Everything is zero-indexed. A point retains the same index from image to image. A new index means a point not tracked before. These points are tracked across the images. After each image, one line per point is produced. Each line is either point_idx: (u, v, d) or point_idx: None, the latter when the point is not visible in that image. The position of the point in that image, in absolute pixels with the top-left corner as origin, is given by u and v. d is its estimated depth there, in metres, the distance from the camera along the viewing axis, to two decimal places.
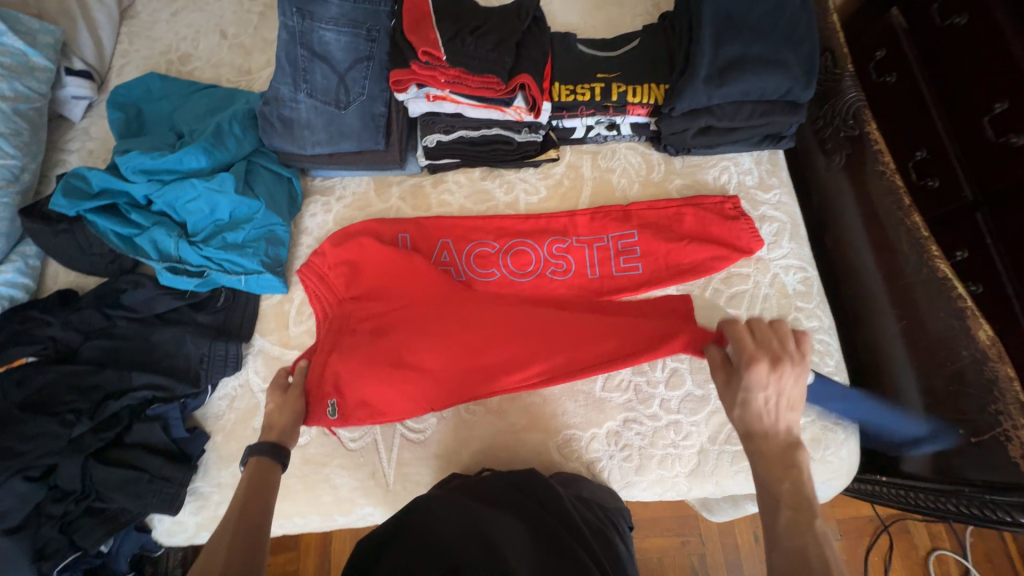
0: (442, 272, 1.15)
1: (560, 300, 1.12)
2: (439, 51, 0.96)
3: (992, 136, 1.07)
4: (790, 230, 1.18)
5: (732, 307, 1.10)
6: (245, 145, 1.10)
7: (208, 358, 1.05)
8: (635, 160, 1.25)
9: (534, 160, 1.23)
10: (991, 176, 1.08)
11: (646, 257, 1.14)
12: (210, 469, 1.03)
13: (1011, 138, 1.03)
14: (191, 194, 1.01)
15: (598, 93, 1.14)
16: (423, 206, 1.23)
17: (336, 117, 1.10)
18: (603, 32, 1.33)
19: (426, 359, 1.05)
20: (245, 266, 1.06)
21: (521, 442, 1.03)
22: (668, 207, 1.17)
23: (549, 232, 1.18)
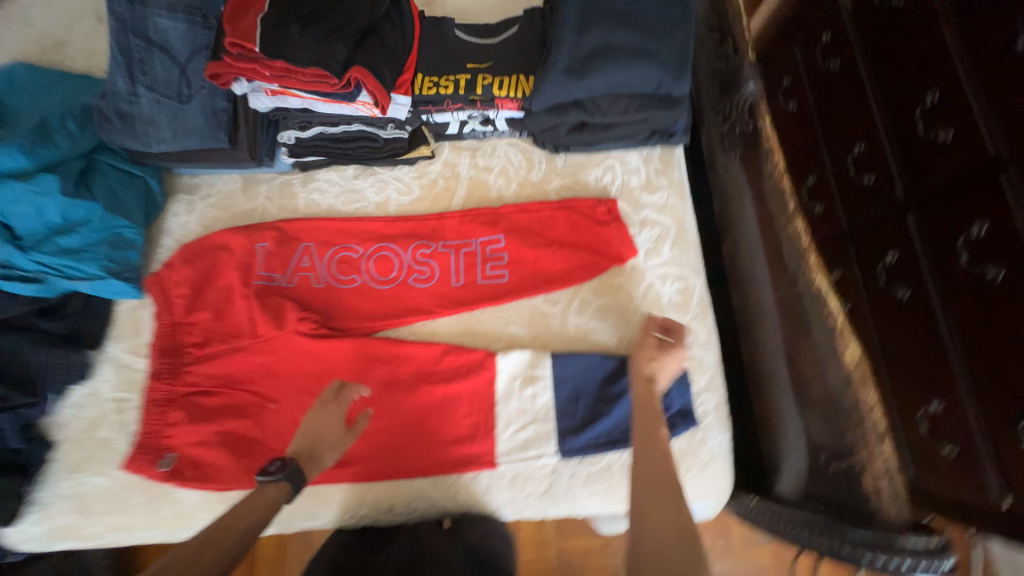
0: (301, 279, 1.08)
1: (419, 310, 1.06)
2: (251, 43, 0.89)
3: (920, 130, 0.79)
4: (674, 235, 1.09)
5: (599, 321, 1.03)
6: (82, 143, 1.04)
7: (48, 367, 1.02)
8: (516, 157, 1.16)
9: (405, 158, 1.15)
10: (924, 174, 0.79)
11: (514, 265, 1.07)
12: (53, 479, 1.01)
13: (939, 133, 0.76)
14: (11, 197, 0.94)
15: (462, 85, 1.05)
16: (290, 206, 1.17)
17: (178, 112, 1.03)
18: (494, 16, 1.22)
19: (271, 418, 1.01)
20: (86, 272, 1.02)
21: (372, 475, 0.97)
22: (542, 210, 1.10)
23: (415, 236, 1.11)
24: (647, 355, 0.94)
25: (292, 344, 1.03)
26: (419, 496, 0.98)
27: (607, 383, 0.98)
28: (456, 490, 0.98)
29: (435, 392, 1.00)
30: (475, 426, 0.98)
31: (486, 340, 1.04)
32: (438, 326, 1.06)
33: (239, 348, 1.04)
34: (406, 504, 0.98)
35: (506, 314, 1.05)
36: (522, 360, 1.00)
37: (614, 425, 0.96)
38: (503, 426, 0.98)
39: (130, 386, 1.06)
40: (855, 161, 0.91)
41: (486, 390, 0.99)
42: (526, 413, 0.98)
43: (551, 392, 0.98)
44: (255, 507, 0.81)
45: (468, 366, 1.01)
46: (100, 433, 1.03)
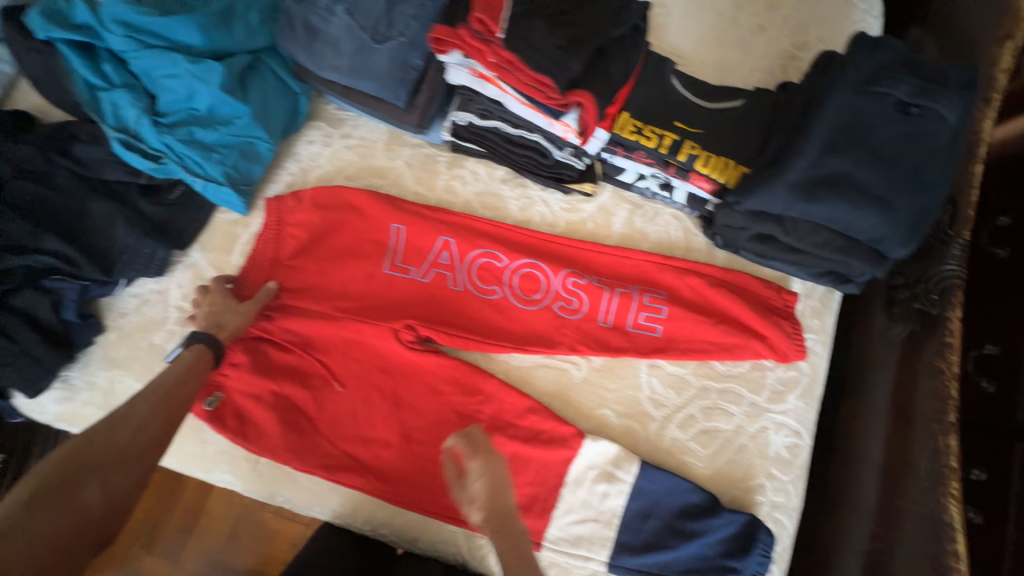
0: (436, 276, 1.01)
1: (547, 341, 0.98)
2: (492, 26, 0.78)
3: (970, 368, 0.98)
4: (805, 384, 0.98)
5: (699, 445, 0.93)
6: (256, 38, 0.93)
7: (131, 251, 0.94)
8: (675, 233, 1.06)
9: (565, 186, 1.05)
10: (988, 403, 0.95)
11: (671, 321, 0.99)
12: (90, 364, 0.94)
13: (984, 383, 0.96)
14: (169, 69, 0.85)
15: (665, 145, 0.94)
16: (428, 183, 1.08)
17: (366, 48, 0.92)
18: (709, 71, 1.15)
19: (332, 400, 0.93)
20: (206, 170, 0.93)
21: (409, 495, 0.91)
22: (712, 278, 1.01)
23: (568, 262, 1.03)
24: (494, 468, 0.77)
25: (381, 332, 0.96)
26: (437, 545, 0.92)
27: (685, 516, 0.89)
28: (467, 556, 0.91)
29: (505, 445, 0.92)
30: (533, 497, 0.91)
31: (575, 414, 0.96)
32: (532, 376, 0.97)
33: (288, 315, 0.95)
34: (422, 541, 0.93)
35: (605, 395, 0.96)
36: (609, 453, 0.91)
37: (674, 561, 0.88)
38: (561, 511, 0.90)
39: None
40: (977, 360, 0.97)
41: (557, 465, 0.92)
42: (590, 510, 0.90)
43: (625, 500, 0.90)
44: (142, 406, 0.75)
45: (550, 434, 0.93)
46: (154, 338, 0.95)
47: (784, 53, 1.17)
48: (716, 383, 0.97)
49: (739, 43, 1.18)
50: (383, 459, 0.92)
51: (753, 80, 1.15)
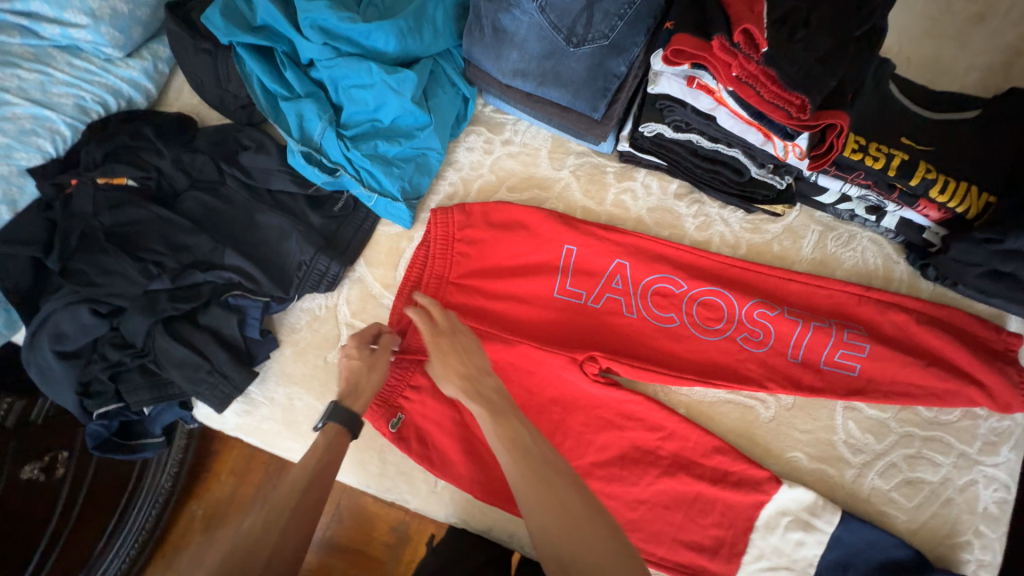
0: (610, 302, 0.94)
1: (732, 375, 0.91)
2: (763, 36, 0.67)
3: None
4: (1019, 436, 0.88)
5: (901, 496, 0.87)
6: (440, 42, 0.89)
7: (306, 267, 0.92)
8: (873, 260, 0.95)
9: (753, 206, 0.95)
10: None
11: (875, 361, 0.89)
12: (268, 380, 0.94)
13: None
14: (362, 79, 0.84)
15: (895, 166, 0.83)
16: (597, 197, 1.00)
17: (559, 52, 0.83)
18: (916, 70, 1.00)
19: None
20: (382, 184, 0.88)
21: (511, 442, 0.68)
22: (920, 313, 0.91)
23: (756, 290, 0.94)
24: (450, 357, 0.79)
25: (557, 359, 0.91)
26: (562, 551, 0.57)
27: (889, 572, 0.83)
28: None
29: (690, 485, 0.88)
30: (720, 539, 0.87)
31: (763, 455, 0.90)
32: (716, 413, 0.92)
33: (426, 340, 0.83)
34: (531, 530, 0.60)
35: (796, 435, 0.90)
36: (804, 501, 0.86)
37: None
38: (751, 556, 0.86)
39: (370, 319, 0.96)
40: None
41: (747, 509, 0.87)
42: (782, 558, 0.85)
43: (823, 550, 0.84)
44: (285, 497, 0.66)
45: (739, 476, 0.88)
46: (328, 355, 0.94)
47: (1010, 46, 0.99)
48: (920, 430, 0.89)
49: (953, 34, 1.00)
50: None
51: (970, 80, 0.99)
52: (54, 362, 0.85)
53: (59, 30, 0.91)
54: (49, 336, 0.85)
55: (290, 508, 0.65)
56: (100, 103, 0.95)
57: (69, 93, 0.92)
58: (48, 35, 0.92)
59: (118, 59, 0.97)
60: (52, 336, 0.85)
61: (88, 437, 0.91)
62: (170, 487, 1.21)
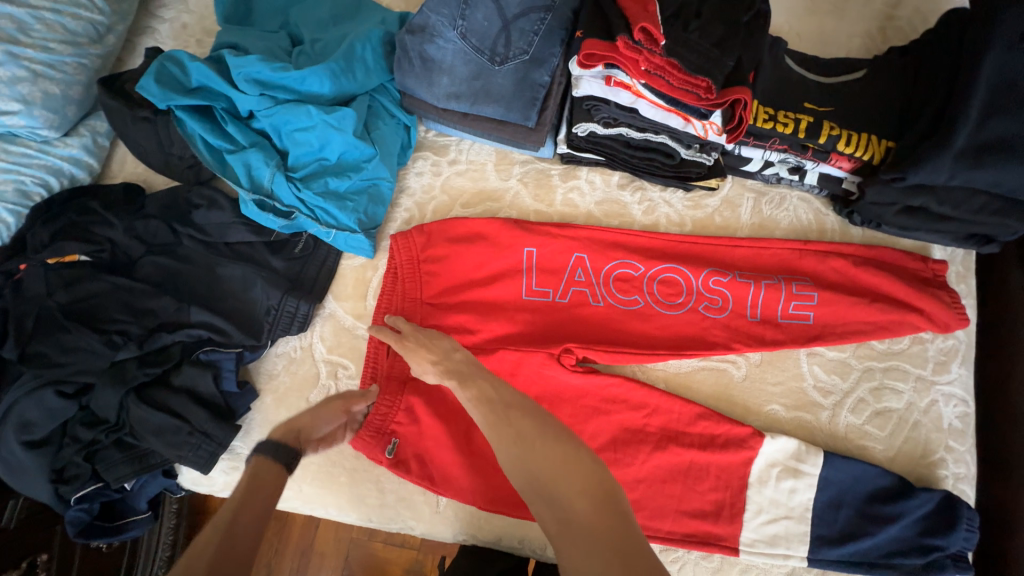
0: (576, 295, 0.98)
1: (700, 343, 0.96)
2: (660, 32, 0.75)
3: None
4: (964, 351, 0.96)
5: (874, 427, 0.92)
6: (374, 78, 0.93)
7: (275, 312, 0.93)
8: (806, 216, 1.04)
9: (690, 184, 1.03)
10: None
11: (825, 307, 0.96)
12: (252, 431, 0.93)
13: None
14: (304, 122, 0.88)
15: (803, 128, 0.91)
16: (547, 200, 1.05)
17: (485, 71, 0.90)
18: (808, 44, 1.11)
19: None
20: (338, 219, 0.91)
21: (521, 443, 0.69)
22: (855, 257, 0.99)
23: (707, 261, 1.00)
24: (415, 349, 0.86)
25: (533, 359, 0.94)
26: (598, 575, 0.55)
27: (877, 500, 0.88)
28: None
29: (682, 454, 0.91)
30: (720, 502, 0.90)
31: (743, 413, 0.94)
32: (693, 382, 0.96)
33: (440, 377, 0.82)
34: (560, 542, 0.60)
35: (770, 389, 0.95)
36: (787, 448, 0.90)
37: (873, 548, 0.86)
38: (752, 512, 0.89)
39: (347, 352, 0.97)
40: None
41: (738, 467, 0.91)
42: (780, 508, 0.89)
43: (815, 493, 0.89)
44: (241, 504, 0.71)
45: (726, 437, 0.92)
46: (311, 395, 0.94)
47: (880, 13, 1.11)
48: (878, 362, 0.96)
49: (831, 9, 1.13)
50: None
51: (855, 46, 1.10)
52: (23, 453, 0.82)
53: None
54: (15, 426, 0.82)
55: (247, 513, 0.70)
56: (41, 185, 0.95)
57: (8, 179, 0.92)
58: None
59: (56, 139, 0.98)
60: (19, 426, 0.83)
61: (67, 524, 0.86)
62: None
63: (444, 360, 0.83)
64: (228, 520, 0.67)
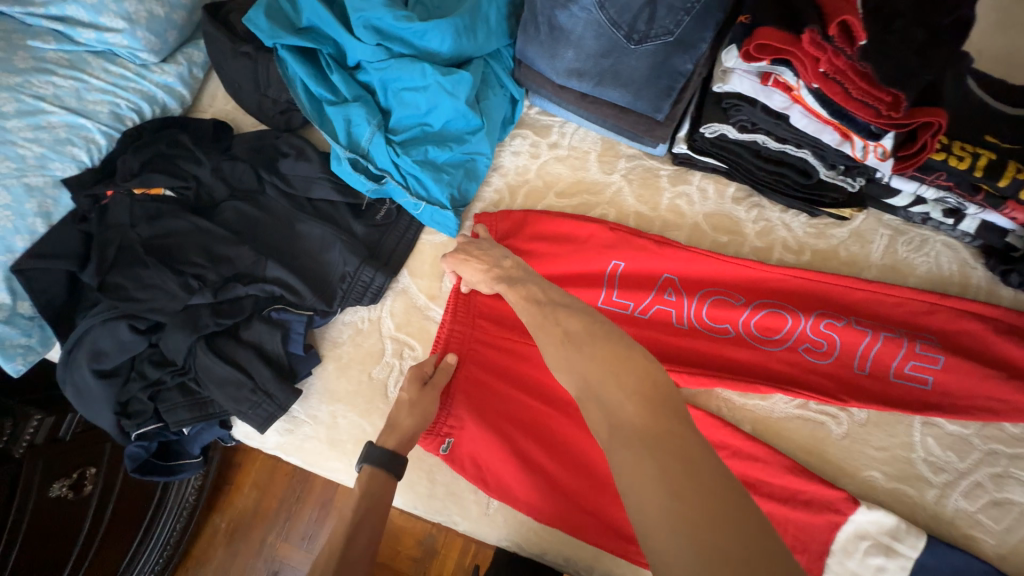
0: (658, 313, 0.89)
1: (801, 388, 0.85)
2: (862, 29, 0.62)
3: None
4: None
5: (990, 519, 0.81)
6: (492, 41, 0.85)
7: (350, 279, 0.89)
8: (948, 265, 0.90)
9: (817, 209, 0.90)
10: None
11: (952, 372, 0.83)
12: (311, 398, 0.90)
13: None
14: (415, 81, 0.80)
15: (981, 167, 0.77)
16: (651, 202, 0.95)
17: (619, 49, 0.78)
18: (988, 64, 0.94)
19: (567, 450, 0.86)
20: (430, 191, 0.84)
21: (568, 342, 0.62)
22: (998, 321, 0.85)
23: (818, 300, 0.88)
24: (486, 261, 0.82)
25: None
26: (651, 477, 0.48)
27: None
28: (728, 536, 0.44)
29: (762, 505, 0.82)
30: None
31: (834, 471, 0.85)
32: (784, 430, 0.86)
33: (494, 284, 0.80)
34: (611, 445, 0.53)
35: (872, 454, 0.85)
36: (885, 524, 0.79)
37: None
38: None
39: (415, 333, 0.91)
40: None
41: (821, 531, 0.80)
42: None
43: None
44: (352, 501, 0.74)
45: (812, 497, 0.82)
46: (375, 371, 0.90)
47: None
48: (1007, 447, 0.83)
49: None
50: (615, 514, 0.82)
51: None
52: (93, 381, 0.82)
53: (94, 35, 0.88)
54: (87, 352, 0.82)
55: (356, 515, 0.72)
56: (135, 110, 0.91)
57: (103, 99, 0.89)
58: (83, 40, 0.88)
59: (153, 64, 0.94)
60: (91, 353, 0.82)
61: (126, 459, 0.86)
62: (194, 501, 1.16)
63: (494, 267, 0.81)
64: (344, 539, 0.70)
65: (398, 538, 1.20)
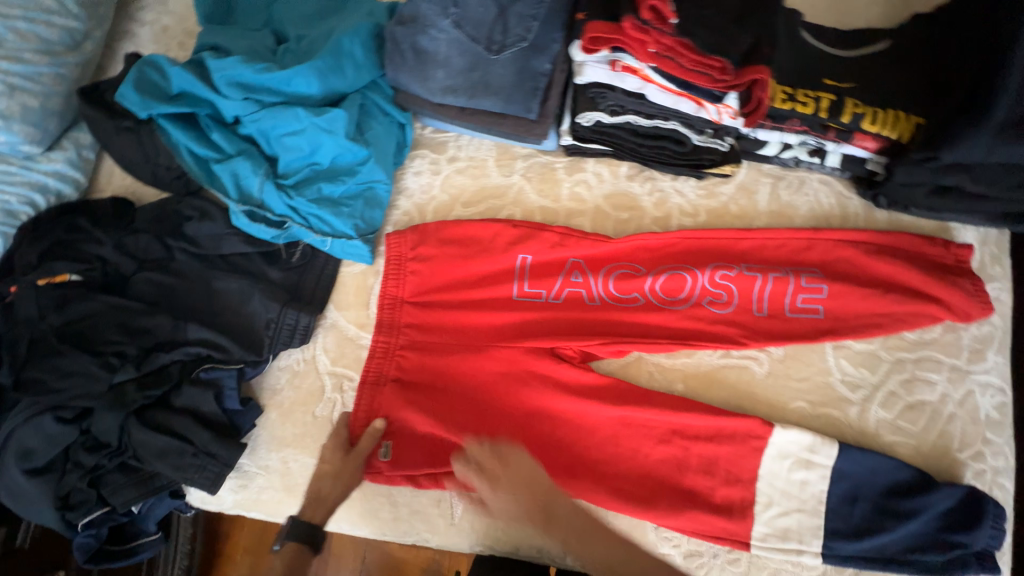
0: (572, 296, 0.93)
1: (719, 339, 0.91)
2: (668, 9, 0.72)
3: None
4: (1000, 339, 0.91)
5: (905, 421, 0.88)
6: (364, 74, 0.89)
7: (275, 324, 0.90)
8: (827, 200, 0.98)
9: (702, 172, 0.97)
10: None
11: (840, 296, 0.91)
12: (259, 449, 0.90)
13: None
14: (292, 126, 0.83)
15: (824, 108, 0.85)
16: (552, 194, 1.00)
17: (482, 62, 0.85)
18: (825, 15, 1.03)
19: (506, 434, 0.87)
20: (335, 227, 0.87)
21: (581, 539, 0.73)
22: (867, 241, 0.93)
23: (714, 256, 0.95)
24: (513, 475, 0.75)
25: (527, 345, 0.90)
26: None
27: (896, 494, 0.84)
28: None
29: (703, 454, 0.86)
30: (732, 499, 0.85)
31: (764, 406, 0.90)
32: (712, 381, 0.91)
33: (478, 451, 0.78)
34: None
35: (794, 386, 0.91)
36: (815, 446, 0.85)
37: (893, 544, 0.82)
38: (762, 505, 0.85)
39: (351, 363, 0.93)
40: None
41: (748, 460, 0.86)
42: (790, 498, 0.85)
43: (827, 484, 0.85)
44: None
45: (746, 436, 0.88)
46: (317, 409, 0.91)
47: None
48: (909, 353, 0.90)
49: None
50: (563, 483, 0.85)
51: (875, 16, 1.03)
52: (25, 481, 0.80)
53: None
54: (16, 454, 0.80)
55: None
56: (27, 203, 0.91)
57: None
58: None
59: (38, 154, 0.94)
60: (20, 454, 0.80)
61: (76, 551, 0.84)
62: None
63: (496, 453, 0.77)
64: None
65: (402, 570, 1.19)
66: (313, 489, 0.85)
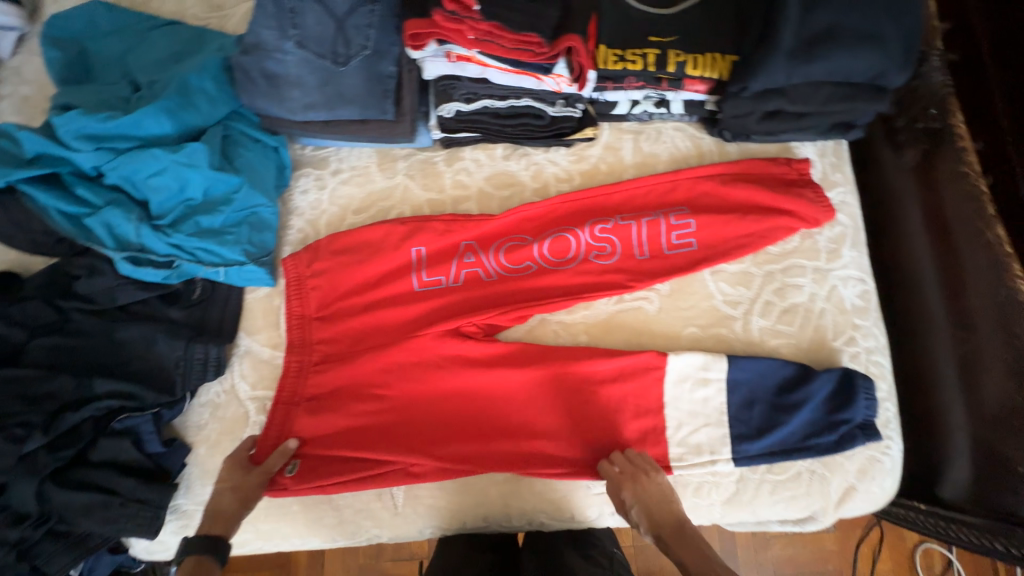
0: (469, 276, 0.99)
1: (609, 287, 0.98)
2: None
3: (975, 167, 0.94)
4: (852, 235, 1.02)
5: (784, 324, 0.97)
6: (220, 105, 0.93)
7: (185, 362, 0.91)
8: (684, 144, 1.08)
9: (567, 139, 1.04)
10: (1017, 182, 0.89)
11: (706, 226, 1.00)
12: (193, 486, 0.91)
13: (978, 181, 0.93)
14: (154, 167, 0.86)
15: (651, 62, 0.92)
16: (436, 186, 1.06)
17: (332, 75, 0.90)
18: None
19: (417, 421, 0.92)
20: (224, 256, 0.89)
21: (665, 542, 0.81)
22: (719, 173, 1.03)
23: (592, 213, 1.02)
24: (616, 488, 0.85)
25: (433, 331, 0.94)
26: None
27: (785, 390, 0.93)
28: None
29: (614, 394, 0.93)
30: (645, 428, 0.92)
31: (660, 338, 0.98)
32: (612, 326, 0.98)
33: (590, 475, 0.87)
34: None
35: (684, 315, 0.99)
36: (708, 363, 0.93)
37: (791, 435, 0.91)
38: (674, 428, 0.92)
39: (271, 383, 0.96)
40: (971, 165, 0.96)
41: (653, 390, 0.93)
42: (696, 415, 0.93)
43: (726, 396, 0.93)
44: None
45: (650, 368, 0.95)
46: (244, 435, 0.93)
47: None
48: (777, 264, 1.00)
49: None
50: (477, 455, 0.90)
51: None
52: None
53: None
54: None
55: None
56: None
57: None
58: None
59: None
60: None
61: None
62: None
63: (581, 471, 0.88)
64: None
65: None
66: (210, 506, 0.85)
